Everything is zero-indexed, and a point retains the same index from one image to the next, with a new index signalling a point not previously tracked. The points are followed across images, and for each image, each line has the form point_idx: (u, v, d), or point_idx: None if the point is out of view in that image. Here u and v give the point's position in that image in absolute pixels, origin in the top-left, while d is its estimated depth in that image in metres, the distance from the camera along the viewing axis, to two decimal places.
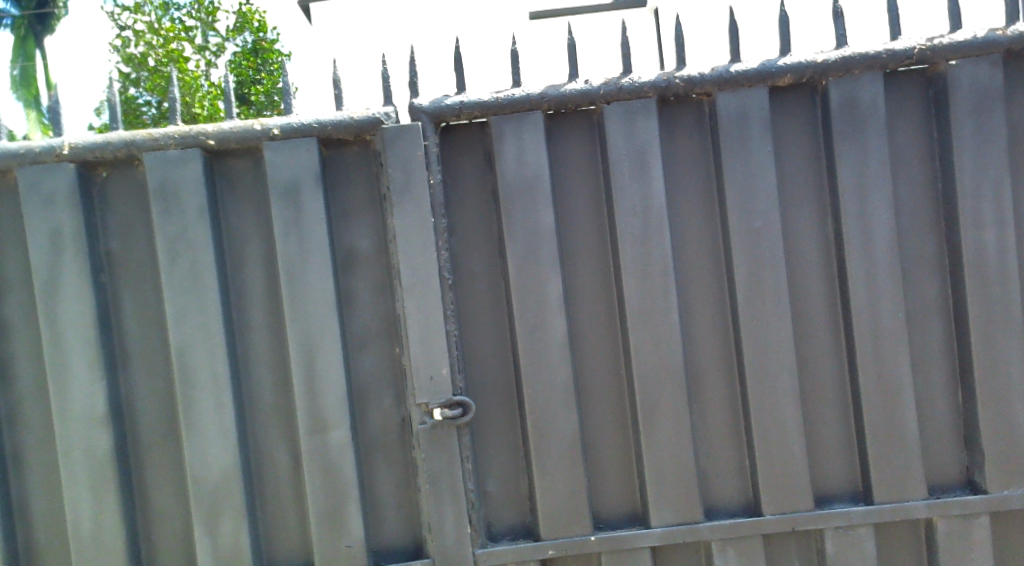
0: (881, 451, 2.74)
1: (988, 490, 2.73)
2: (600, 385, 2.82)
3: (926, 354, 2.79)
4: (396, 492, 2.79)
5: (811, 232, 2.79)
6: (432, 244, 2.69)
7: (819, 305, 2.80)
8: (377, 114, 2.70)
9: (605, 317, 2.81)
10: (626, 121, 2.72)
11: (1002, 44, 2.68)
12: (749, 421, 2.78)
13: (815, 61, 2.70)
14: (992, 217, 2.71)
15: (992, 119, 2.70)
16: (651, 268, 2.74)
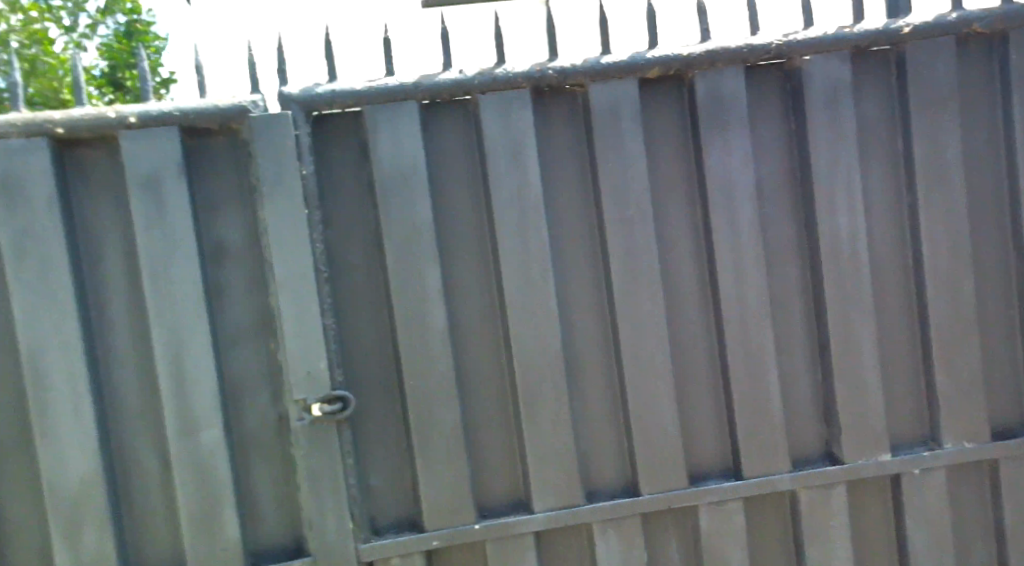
0: (748, 429, 2.86)
1: (845, 460, 2.89)
2: (481, 375, 2.84)
3: (789, 335, 2.92)
4: (273, 490, 2.72)
5: (681, 220, 2.89)
6: (307, 236, 2.64)
7: (690, 290, 2.90)
8: (243, 102, 2.61)
9: (485, 306, 2.83)
10: (501, 111, 2.74)
11: (849, 43, 2.82)
12: (626, 403, 2.85)
13: (682, 54, 2.78)
14: (844, 203, 2.86)
15: (843, 111, 2.85)
16: (527, 256, 2.77)
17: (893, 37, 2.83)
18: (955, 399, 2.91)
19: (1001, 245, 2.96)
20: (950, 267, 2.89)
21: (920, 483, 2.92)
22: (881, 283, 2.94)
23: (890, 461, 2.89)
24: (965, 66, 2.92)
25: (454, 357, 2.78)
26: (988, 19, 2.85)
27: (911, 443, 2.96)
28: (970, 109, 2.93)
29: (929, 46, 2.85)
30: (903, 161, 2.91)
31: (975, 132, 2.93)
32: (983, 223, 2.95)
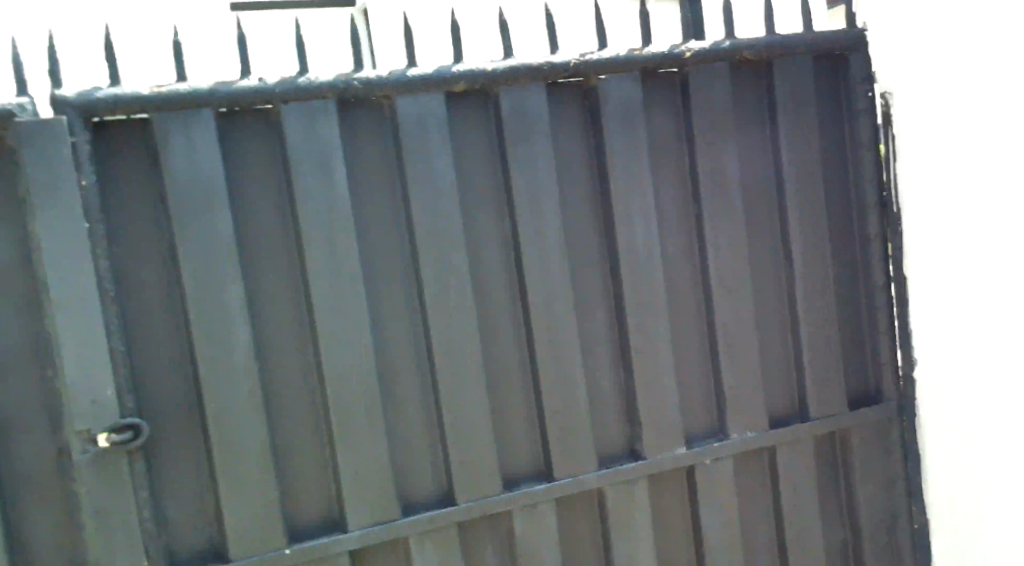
0: (559, 439, 2.52)
1: (646, 453, 2.56)
2: (294, 405, 2.46)
3: (601, 374, 2.56)
4: (53, 529, 2.34)
5: (490, 230, 2.51)
6: (87, 249, 2.25)
7: (504, 313, 2.53)
8: (6, 103, 2.19)
9: (295, 335, 2.44)
10: (307, 123, 2.36)
11: (637, 64, 2.46)
12: (443, 422, 2.49)
13: (483, 70, 2.40)
14: (640, 216, 2.50)
15: (636, 133, 2.49)
16: (338, 267, 2.39)
17: (672, 62, 2.48)
18: (739, 392, 2.59)
19: (777, 277, 2.62)
20: (734, 268, 2.56)
21: (713, 474, 2.60)
22: (676, 313, 2.57)
23: (672, 454, 2.57)
24: (739, 95, 2.56)
25: (265, 380, 2.42)
26: (755, 49, 2.51)
27: (703, 432, 2.62)
28: (744, 136, 2.56)
29: (708, 71, 2.51)
30: (690, 177, 2.55)
31: (750, 152, 2.56)
32: (759, 259, 2.60)
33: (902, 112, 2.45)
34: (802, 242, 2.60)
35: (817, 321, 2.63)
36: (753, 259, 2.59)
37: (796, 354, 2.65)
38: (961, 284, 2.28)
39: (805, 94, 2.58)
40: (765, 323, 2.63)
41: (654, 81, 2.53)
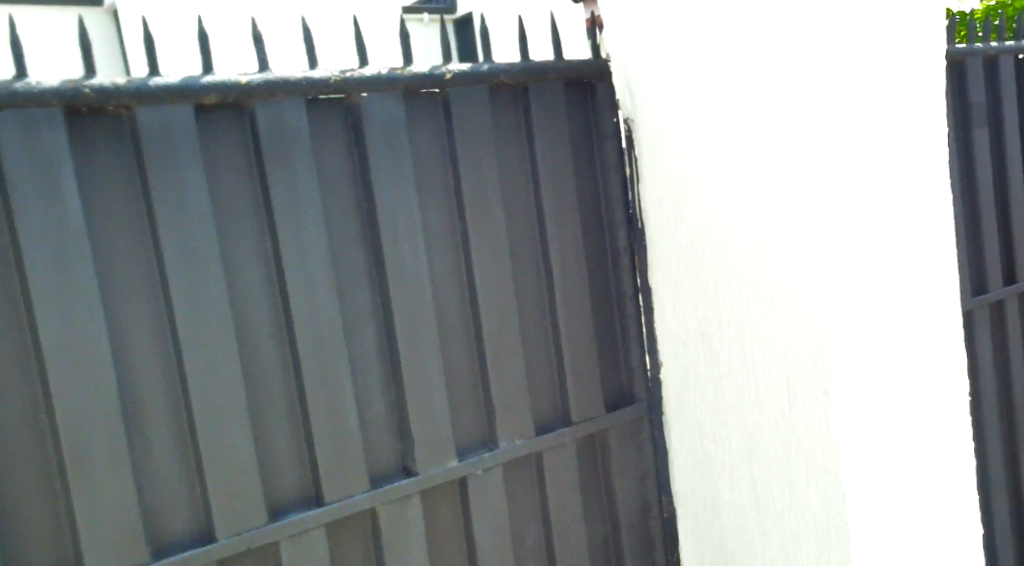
0: (335, 472, 2.03)
1: (419, 469, 2.13)
2: (20, 484, 1.77)
3: (377, 434, 2.11)
4: None
5: (253, 262, 1.97)
6: None
7: (274, 369, 2.00)
8: None
9: (19, 382, 1.76)
10: (25, 134, 1.73)
11: (401, 86, 2.06)
12: (206, 487, 1.91)
13: (238, 82, 1.89)
14: (409, 240, 2.12)
15: (402, 161, 2.10)
16: (68, 300, 1.77)
17: (434, 82, 2.11)
18: (511, 412, 2.26)
19: (540, 308, 2.33)
20: (500, 289, 2.25)
21: (482, 486, 2.22)
22: (448, 356, 2.20)
23: (444, 471, 2.15)
24: (499, 116, 2.26)
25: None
26: (512, 73, 2.21)
27: (472, 446, 2.24)
28: (504, 156, 2.26)
29: (467, 94, 2.19)
30: (456, 198, 2.20)
31: (511, 172, 2.28)
32: (527, 297, 2.31)
33: (645, 121, 2.27)
34: (561, 271, 2.34)
35: (581, 353, 2.38)
36: (518, 297, 2.29)
37: (562, 385, 2.36)
38: (721, 305, 2.18)
39: (558, 116, 2.33)
40: (529, 350, 2.31)
41: (415, 104, 2.14)
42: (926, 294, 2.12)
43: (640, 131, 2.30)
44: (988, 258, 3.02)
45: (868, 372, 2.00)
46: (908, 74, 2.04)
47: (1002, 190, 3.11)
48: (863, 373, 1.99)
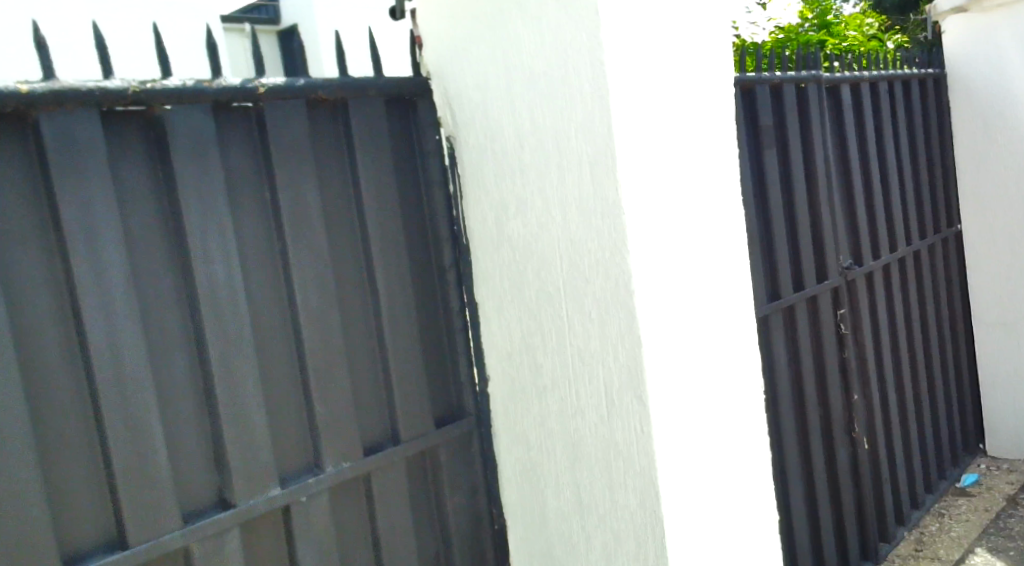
0: (141, 522, 1.71)
1: (238, 501, 1.86)
2: None
3: (194, 493, 1.83)
4: None
5: (43, 297, 1.63)
6: None
7: (74, 425, 1.67)
8: None
9: None
10: None
11: (209, 98, 1.83)
12: None
13: (20, 90, 1.57)
14: (223, 262, 1.86)
15: (213, 180, 1.84)
16: None
17: (244, 96, 1.89)
18: (339, 435, 2.05)
19: (368, 336, 2.15)
20: (326, 305, 2.04)
21: (306, 514, 1.98)
22: (271, 394, 1.95)
23: (264, 499, 1.89)
24: (315, 133, 2.06)
25: None
26: (328, 87, 2.04)
27: (295, 469, 2.00)
28: (322, 171, 2.07)
29: (279, 108, 1.98)
30: (274, 216, 1.97)
31: (330, 187, 2.09)
32: (353, 324, 2.12)
33: (466, 132, 2.26)
34: (388, 295, 2.18)
35: (411, 382, 2.22)
36: (344, 326, 2.09)
37: (392, 413, 2.19)
38: (545, 314, 2.19)
39: (377, 132, 2.18)
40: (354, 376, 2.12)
41: (221, 119, 1.90)
42: (724, 300, 2.23)
43: (462, 142, 2.29)
44: (780, 266, 3.30)
45: (676, 374, 2.06)
46: (702, 93, 2.16)
47: (788, 203, 3.46)
48: (671, 376, 2.05)
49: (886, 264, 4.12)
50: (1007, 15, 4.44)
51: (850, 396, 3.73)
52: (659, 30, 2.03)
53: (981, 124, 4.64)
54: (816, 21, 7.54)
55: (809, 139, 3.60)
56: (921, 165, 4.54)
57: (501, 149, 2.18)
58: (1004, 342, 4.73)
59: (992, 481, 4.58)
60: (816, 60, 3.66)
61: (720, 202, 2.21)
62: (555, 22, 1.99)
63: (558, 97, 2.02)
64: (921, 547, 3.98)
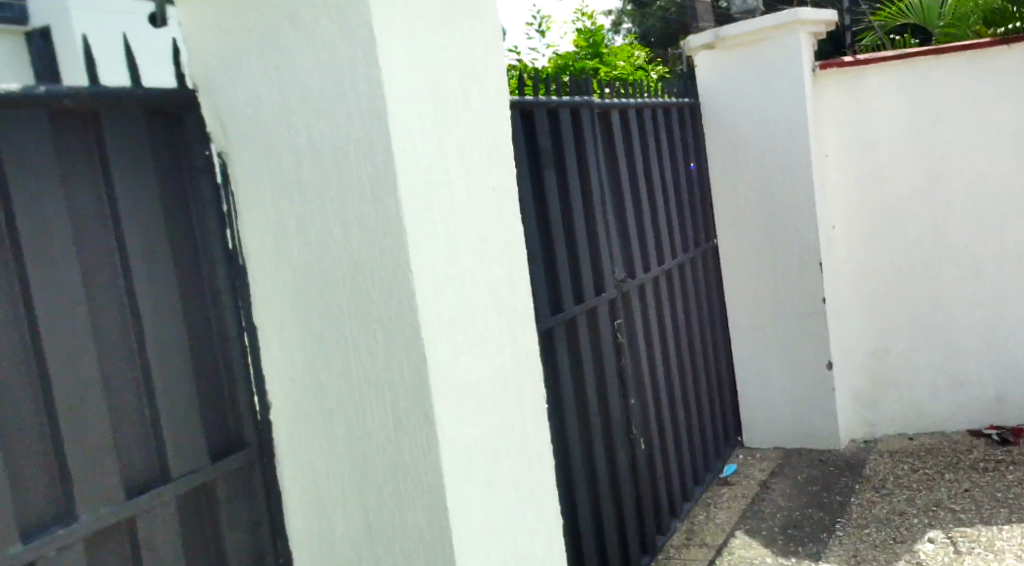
0: None
1: None
2: None
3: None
4: None
5: None
6: None
7: None
8: None
9: None
10: None
11: None
12: None
13: None
14: None
15: None
16: None
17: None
18: (97, 479, 1.85)
19: (130, 366, 1.96)
20: (78, 335, 1.83)
21: None
22: (12, 436, 1.72)
23: (2, 558, 1.66)
24: (61, 143, 1.86)
25: None
26: (76, 96, 1.85)
27: (44, 519, 1.77)
28: (71, 184, 1.87)
29: (14, 117, 1.76)
30: (11, 236, 1.74)
31: (81, 202, 1.88)
32: (112, 354, 1.92)
33: (239, 148, 2.15)
34: (153, 321, 2.00)
35: (180, 415, 2.05)
36: (101, 357, 1.89)
37: (160, 450, 2.00)
38: (329, 336, 2.11)
39: (135, 144, 2.00)
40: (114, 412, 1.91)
41: None
42: (507, 316, 2.26)
43: (235, 159, 2.17)
44: (562, 280, 3.41)
45: (461, 391, 2.06)
46: (479, 114, 2.18)
47: (567, 221, 3.59)
48: (457, 393, 2.04)
49: (655, 276, 4.40)
50: (749, 53, 4.94)
51: (628, 400, 3.93)
52: (435, 49, 2.04)
53: (730, 148, 5.07)
54: (590, 49, 7.94)
55: (584, 159, 3.77)
56: (682, 184, 4.89)
57: (277, 167, 2.10)
58: (756, 345, 5.18)
59: (749, 470, 4.98)
60: (588, 85, 3.83)
61: (501, 219, 2.24)
62: (330, 37, 1.94)
63: (337, 114, 1.96)
64: (691, 536, 4.25)
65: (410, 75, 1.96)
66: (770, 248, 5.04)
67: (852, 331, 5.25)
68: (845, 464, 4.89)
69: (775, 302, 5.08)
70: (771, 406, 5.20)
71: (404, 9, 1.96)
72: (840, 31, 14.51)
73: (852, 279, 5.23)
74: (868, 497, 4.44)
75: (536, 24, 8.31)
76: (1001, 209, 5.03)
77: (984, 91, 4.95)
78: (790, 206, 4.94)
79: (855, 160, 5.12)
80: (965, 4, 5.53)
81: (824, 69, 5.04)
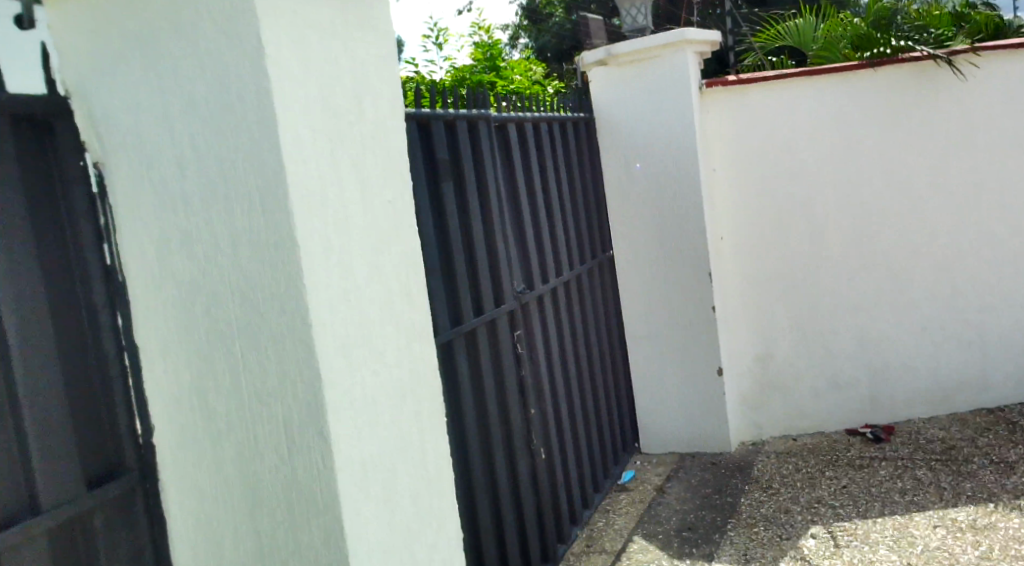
0: None
1: None
2: None
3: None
4: None
5: None
6: None
7: None
8: None
9: None
10: None
11: None
12: None
13: None
14: None
15: None
16: None
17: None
18: None
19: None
20: None
21: None
22: None
23: None
24: None
25: None
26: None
27: None
28: None
29: None
30: None
31: None
32: None
33: (118, 160, 2.04)
34: (22, 342, 1.85)
35: (54, 442, 1.90)
36: None
37: (31, 481, 1.85)
38: (217, 353, 2.03)
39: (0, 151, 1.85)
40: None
41: None
42: (404, 330, 2.23)
43: (115, 170, 2.06)
44: (461, 292, 3.40)
45: (357, 408, 2.01)
46: (373, 126, 2.15)
47: (466, 233, 3.58)
48: (352, 410, 1.99)
49: (554, 287, 4.44)
50: (640, 70, 5.06)
51: (527, 410, 3.94)
52: (326, 59, 1.99)
53: (621, 161, 5.17)
54: (487, 63, 7.99)
55: (482, 172, 3.77)
56: (578, 196, 4.96)
57: (159, 179, 2.01)
58: (651, 354, 5.28)
59: (646, 475, 5.07)
60: (486, 98, 3.83)
61: (397, 232, 2.21)
62: (217, 46, 1.88)
63: (224, 124, 1.90)
64: (590, 543, 4.29)
65: (300, 85, 1.91)
66: (662, 258, 5.16)
67: (740, 338, 5.43)
68: (735, 466, 5.04)
69: (668, 311, 5.20)
70: (666, 413, 5.31)
71: (293, 18, 1.91)
72: (724, 50, 15.10)
73: (738, 289, 5.42)
74: (756, 496, 4.60)
75: (432, 37, 8.30)
76: (873, 220, 5.32)
77: (856, 109, 5.24)
78: (681, 218, 5.08)
79: (741, 174, 5.31)
80: (836, 28, 5.75)
81: (709, 87, 5.19)
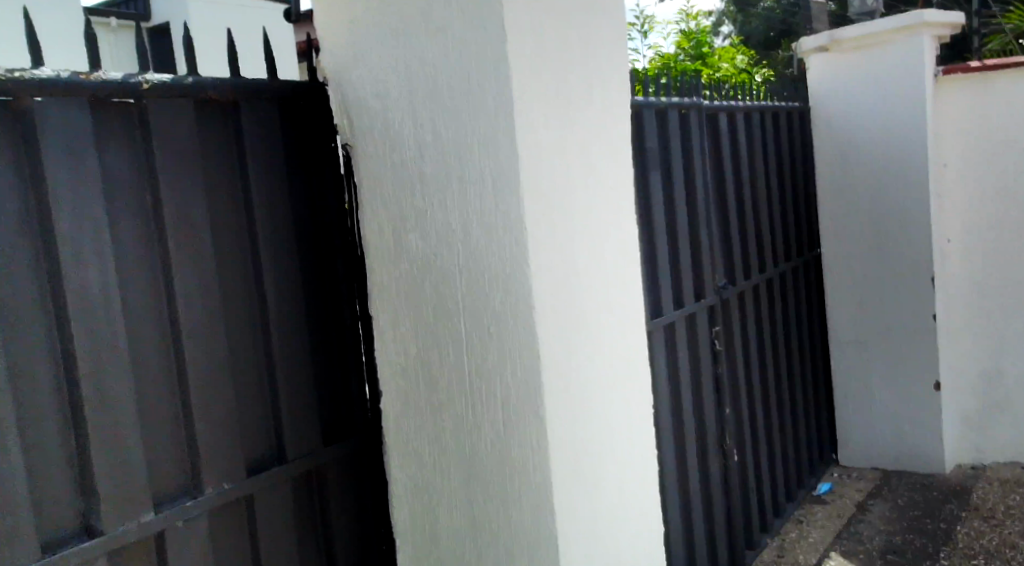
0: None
1: (107, 528, 1.71)
2: None
3: (56, 518, 1.65)
4: None
5: None
6: None
7: None
8: None
9: None
10: None
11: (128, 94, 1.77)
12: None
13: None
14: (107, 274, 1.72)
15: (93, 172, 1.71)
16: None
17: (127, 91, 1.77)
18: (220, 448, 1.94)
19: (252, 352, 2.04)
20: (208, 320, 1.92)
21: (184, 541, 1.85)
22: (145, 407, 1.80)
23: (137, 527, 1.75)
24: (203, 133, 1.95)
25: None
26: (220, 87, 1.96)
27: (171, 493, 1.85)
28: (209, 171, 1.96)
29: (171, 107, 1.87)
30: (156, 221, 1.84)
31: (217, 192, 1.97)
32: (235, 340, 1.99)
33: (362, 142, 2.17)
34: (278, 308, 2.09)
35: (298, 403, 2.14)
36: (228, 339, 1.98)
37: (277, 438, 2.09)
38: (440, 327, 2.11)
39: (273, 134, 2.11)
40: (238, 396, 2.00)
41: (103, 116, 1.76)
42: (618, 319, 2.23)
43: (359, 151, 2.18)
44: (663, 284, 3.36)
45: (569, 392, 2.03)
46: (601, 118, 2.15)
47: (671, 225, 3.54)
48: (565, 392, 2.02)
49: (756, 284, 4.30)
50: (867, 55, 4.76)
51: (723, 409, 3.85)
52: (562, 52, 2.02)
53: (838, 155, 4.90)
54: (692, 51, 7.83)
55: (690, 165, 3.71)
56: (787, 190, 4.77)
57: (385, 163, 2.14)
58: (856, 361, 4.99)
59: (845, 490, 4.81)
60: (697, 88, 3.77)
61: (617, 220, 2.22)
62: (458, 32, 1.95)
63: (462, 108, 1.97)
64: (782, 553, 4.12)
65: (537, 74, 1.95)
66: (877, 261, 4.86)
67: (963, 350, 5.00)
68: (948, 490, 4.68)
69: (882, 318, 4.88)
70: (868, 425, 5.01)
71: (534, 6, 1.95)
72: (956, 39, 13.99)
73: (963, 298, 4.99)
74: (973, 525, 4.25)
75: (639, 24, 8.23)
76: None
77: None
78: (907, 215, 4.73)
79: (973, 172, 4.87)
80: None
81: (946, 73, 4.83)
